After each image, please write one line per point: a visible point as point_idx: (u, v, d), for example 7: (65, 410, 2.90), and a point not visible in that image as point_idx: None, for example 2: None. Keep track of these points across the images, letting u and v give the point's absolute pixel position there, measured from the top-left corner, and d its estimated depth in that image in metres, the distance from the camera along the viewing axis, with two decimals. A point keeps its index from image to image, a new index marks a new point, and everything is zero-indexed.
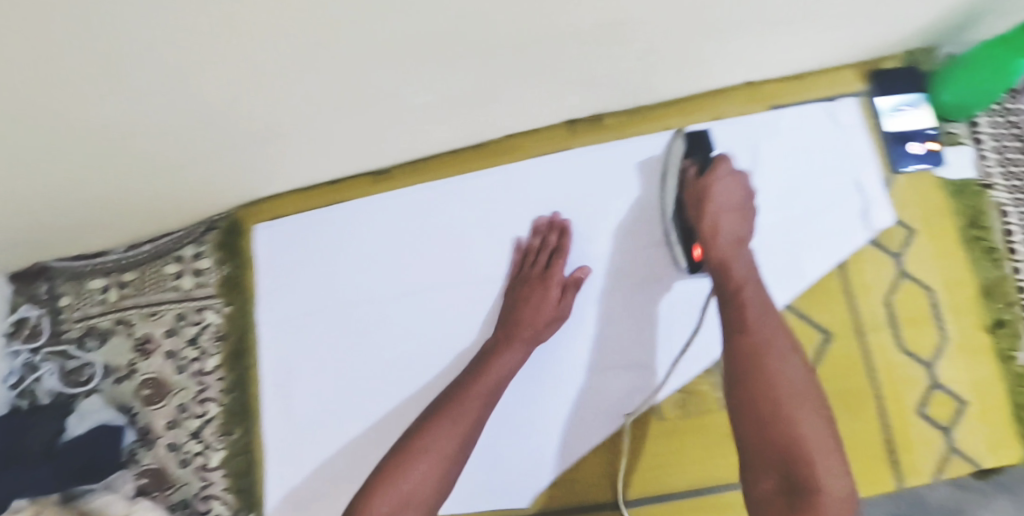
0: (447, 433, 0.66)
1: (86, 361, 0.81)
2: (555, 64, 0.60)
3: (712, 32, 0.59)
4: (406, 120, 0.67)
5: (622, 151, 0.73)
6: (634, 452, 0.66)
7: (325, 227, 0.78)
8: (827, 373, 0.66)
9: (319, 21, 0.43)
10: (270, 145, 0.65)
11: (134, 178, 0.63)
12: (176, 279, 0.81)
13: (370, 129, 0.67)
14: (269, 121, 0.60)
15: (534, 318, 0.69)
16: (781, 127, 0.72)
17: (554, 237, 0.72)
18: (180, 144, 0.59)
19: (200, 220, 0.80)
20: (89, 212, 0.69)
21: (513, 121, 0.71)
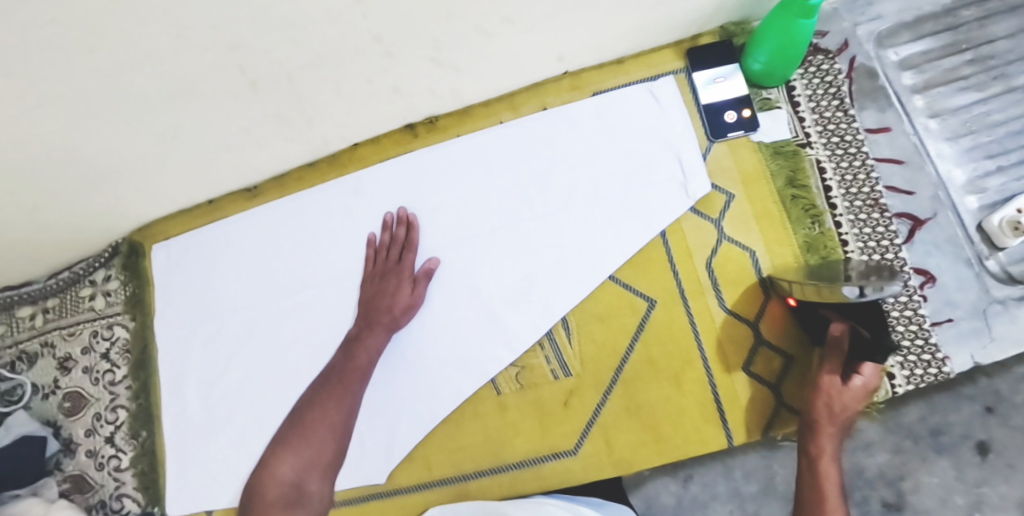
0: (330, 415, 0.67)
1: (17, 382, 0.91)
2: (351, 72, 0.66)
3: (486, 33, 0.64)
4: (245, 139, 0.73)
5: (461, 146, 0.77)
6: (476, 424, 0.70)
7: (209, 244, 0.85)
8: (653, 340, 0.69)
9: (71, 44, 0.50)
10: (126, 169, 0.73)
11: (10, 208, 0.72)
12: (91, 300, 0.90)
13: (215, 150, 0.74)
14: (107, 146, 0.67)
15: (391, 305, 0.71)
16: (608, 109, 0.75)
17: (402, 231, 0.75)
18: (35, 174, 0.68)
19: (107, 245, 0.89)
20: None
21: (351, 129, 0.77)
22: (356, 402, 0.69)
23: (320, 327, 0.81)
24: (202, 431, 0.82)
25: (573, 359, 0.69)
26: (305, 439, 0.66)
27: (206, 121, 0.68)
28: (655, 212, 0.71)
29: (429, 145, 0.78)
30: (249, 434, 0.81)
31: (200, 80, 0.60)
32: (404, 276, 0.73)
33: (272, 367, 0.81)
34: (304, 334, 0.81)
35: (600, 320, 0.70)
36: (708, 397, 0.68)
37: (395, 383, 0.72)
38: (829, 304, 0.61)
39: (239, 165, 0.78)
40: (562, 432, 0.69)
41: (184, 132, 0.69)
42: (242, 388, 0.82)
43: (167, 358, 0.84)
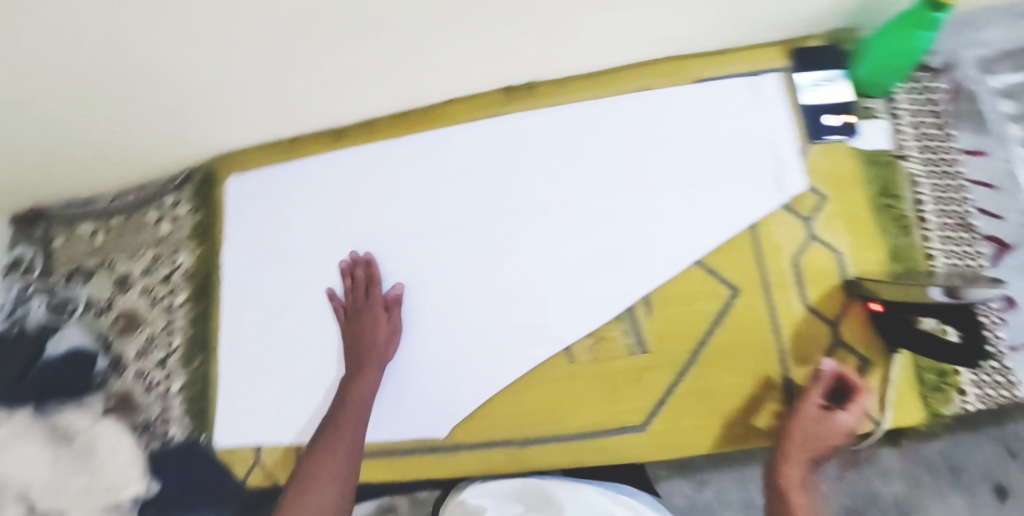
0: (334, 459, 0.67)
1: (71, 296, 0.91)
2: (464, 28, 0.66)
3: (606, 4, 0.64)
4: (343, 81, 0.73)
5: (555, 116, 0.78)
6: (544, 389, 0.70)
7: (286, 181, 0.84)
8: (731, 328, 0.69)
9: None
10: (222, 94, 0.73)
11: (105, 109, 0.74)
12: (156, 224, 0.90)
13: (311, 88, 0.74)
14: (212, 67, 0.68)
15: (375, 339, 0.74)
16: (707, 98, 0.75)
17: (362, 271, 0.79)
18: (139, 82, 0.69)
19: (182, 170, 0.89)
20: (76, 143, 0.80)
21: (448, 85, 0.77)
22: (357, 440, 0.69)
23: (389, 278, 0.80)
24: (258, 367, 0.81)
25: (650, 336, 0.70)
26: (316, 487, 0.65)
27: (313, 58, 0.68)
28: (746, 204, 0.72)
29: (525, 111, 0.78)
30: (306, 376, 0.80)
31: (321, 12, 0.60)
32: (376, 308, 0.76)
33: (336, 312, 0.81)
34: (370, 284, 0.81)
35: (680, 302, 0.70)
36: (781, 391, 0.68)
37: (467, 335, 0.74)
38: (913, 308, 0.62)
39: (332, 106, 0.78)
40: (631, 408, 0.69)
41: (291, 65, 0.69)
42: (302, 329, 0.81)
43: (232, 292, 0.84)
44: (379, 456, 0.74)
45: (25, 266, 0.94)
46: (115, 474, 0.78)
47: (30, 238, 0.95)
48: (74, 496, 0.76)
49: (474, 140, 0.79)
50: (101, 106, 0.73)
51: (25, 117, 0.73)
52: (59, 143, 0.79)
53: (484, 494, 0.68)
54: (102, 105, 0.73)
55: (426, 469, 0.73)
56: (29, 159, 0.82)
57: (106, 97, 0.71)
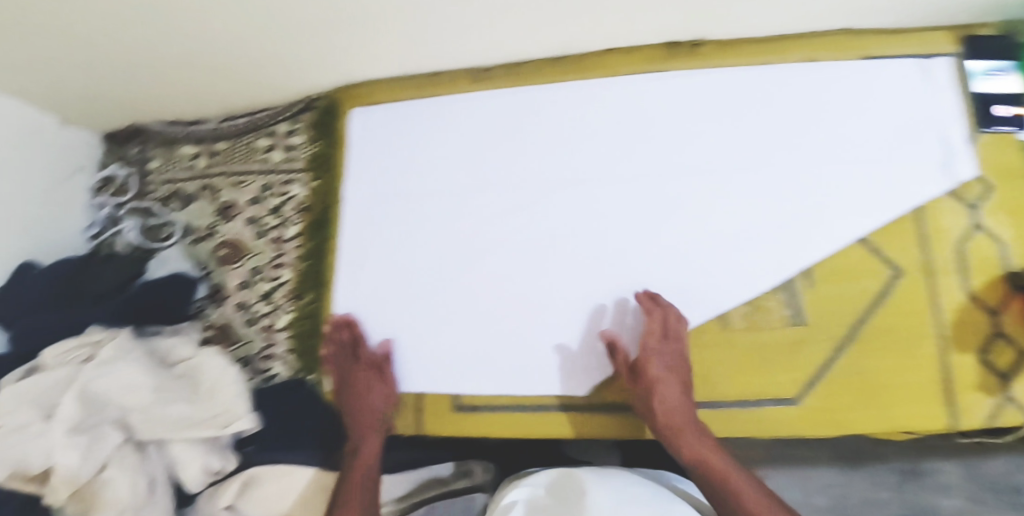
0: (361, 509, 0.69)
1: (167, 221, 0.87)
2: None
3: None
4: (500, 21, 0.69)
5: (712, 80, 0.75)
6: (694, 354, 0.69)
7: (419, 120, 0.81)
8: (890, 309, 0.68)
9: None
10: (368, 24, 0.68)
11: (235, 35, 0.69)
12: (267, 152, 0.86)
13: (465, 25, 0.70)
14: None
15: (378, 401, 0.75)
16: (870, 76, 0.72)
17: (344, 332, 0.76)
18: (285, 10, 0.64)
19: (301, 97, 0.84)
20: (193, 67, 0.75)
21: (606, 35, 0.73)
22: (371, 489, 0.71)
23: (522, 228, 0.77)
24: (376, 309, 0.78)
25: (809, 308, 0.68)
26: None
27: None
28: (910, 188, 0.69)
29: (685, 70, 0.75)
30: (428, 322, 0.77)
31: None
32: (367, 369, 0.75)
33: (463, 261, 0.77)
34: (499, 233, 0.77)
35: (841, 279, 0.68)
36: (938, 375, 0.67)
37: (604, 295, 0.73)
38: None
39: (483, 45, 0.74)
40: (784, 379, 0.68)
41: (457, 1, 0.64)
42: (424, 274, 0.78)
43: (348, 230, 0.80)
44: (501, 411, 0.74)
45: (117, 187, 0.90)
46: (221, 406, 0.73)
47: (126, 157, 0.91)
48: (178, 424, 0.72)
49: (626, 94, 0.76)
50: (235, 27, 0.67)
51: (146, 30, 0.67)
52: (175, 59, 0.73)
53: (514, 493, 0.73)
54: (236, 27, 0.67)
55: (545, 428, 0.73)
56: (138, 73, 0.76)
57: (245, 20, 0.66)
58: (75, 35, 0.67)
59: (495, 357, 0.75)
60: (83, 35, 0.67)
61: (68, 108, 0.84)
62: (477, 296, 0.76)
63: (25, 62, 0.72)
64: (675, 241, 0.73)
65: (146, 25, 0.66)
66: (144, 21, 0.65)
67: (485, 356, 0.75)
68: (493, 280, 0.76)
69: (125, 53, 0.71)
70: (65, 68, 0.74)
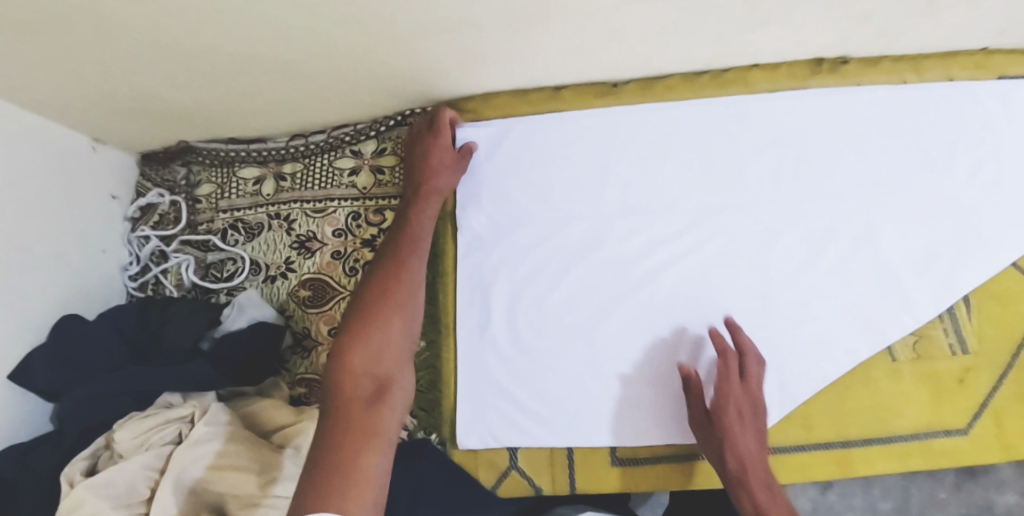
0: (373, 362, 0.54)
1: (229, 256, 0.75)
2: None
3: None
4: (650, 29, 0.61)
5: (854, 99, 0.70)
6: (862, 392, 0.66)
7: (534, 140, 0.72)
8: None
9: None
10: (505, 29, 0.59)
11: (343, 38, 0.58)
12: (351, 175, 0.75)
13: (610, 33, 0.61)
14: None
15: (440, 161, 0.69)
16: (1012, 97, 0.69)
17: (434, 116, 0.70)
18: (419, 10, 0.54)
19: (393, 112, 0.74)
20: (278, 73, 0.64)
21: (753, 49, 0.67)
22: (406, 334, 0.57)
23: (662, 258, 0.68)
24: (500, 357, 0.68)
25: (972, 337, 0.67)
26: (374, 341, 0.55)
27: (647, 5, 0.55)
28: None
29: (831, 88, 0.70)
30: (562, 369, 0.67)
31: None
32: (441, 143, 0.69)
33: (596, 297, 0.68)
34: (636, 267, 0.68)
35: (1001, 307, 0.67)
36: None
37: (758, 332, 0.66)
38: None
39: (623, 57, 0.66)
40: (952, 413, 0.66)
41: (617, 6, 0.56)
42: (552, 317, 0.68)
43: (466, 269, 0.71)
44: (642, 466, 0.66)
45: (161, 217, 0.77)
46: None
47: (170, 182, 0.77)
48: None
49: (769, 111, 0.70)
50: (364, 20, 0.56)
51: (252, 21, 0.54)
52: (272, 59, 0.61)
53: None
54: (366, 20, 0.56)
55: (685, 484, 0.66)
56: (218, 74, 0.63)
57: (380, 10, 0.54)
58: (158, 25, 0.54)
59: (638, 408, 0.66)
60: (170, 24, 0.54)
61: (105, 121, 0.69)
62: (618, 343, 0.67)
63: (82, 58, 0.57)
64: (831, 271, 0.67)
65: (255, 14, 0.53)
66: (255, 8, 0.52)
67: (627, 409, 0.66)
68: (636, 318, 0.67)
69: (213, 48, 0.58)
70: (130, 66, 0.60)
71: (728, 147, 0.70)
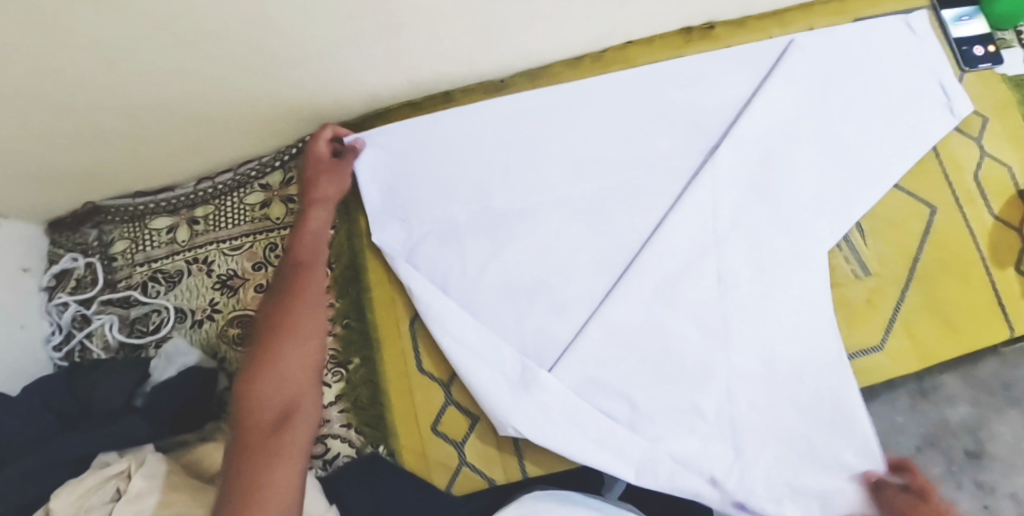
0: (274, 395, 0.60)
1: (153, 308, 0.74)
2: None
3: None
4: (522, 24, 0.64)
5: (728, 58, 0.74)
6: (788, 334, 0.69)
7: (435, 144, 0.73)
8: (935, 245, 0.71)
9: None
10: (378, 44, 0.61)
11: (221, 79, 0.59)
12: (263, 208, 0.76)
13: (486, 32, 0.64)
14: (383, 15, 0.56)
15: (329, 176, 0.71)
16: (870, 34, 0.74)
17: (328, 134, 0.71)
18: (284, 41, 0.56)
19: (295, 139, 0.75)
20: (166, 123, 0.64)
21: (626, 27, 0.70)
22: (302, 356, 0.63)
23: (666, 260, 0.70)
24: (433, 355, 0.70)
25: (871, 260, 0.71)
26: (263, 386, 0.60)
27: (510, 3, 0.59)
28: (920, 141, 0.72)
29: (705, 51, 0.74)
30: (594, 378, 0.69)
31: None
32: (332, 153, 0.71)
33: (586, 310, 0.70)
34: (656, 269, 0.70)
35: (892, 229, 0.72)
36: (990, 295, 0.70)
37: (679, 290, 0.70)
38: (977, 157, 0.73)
39: (505, 51, 0.69)
40: (864, 333, 0.70)
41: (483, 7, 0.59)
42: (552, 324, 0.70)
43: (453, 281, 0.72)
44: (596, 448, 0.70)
45: (77, 282, 0.76)
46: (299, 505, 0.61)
47: (81, 245, 0.77)
48: None
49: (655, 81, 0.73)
50: (250, 53, 0.57)
51: (139, 72, 0.55)
52: (168, 106, 0.62)
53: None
54: (251, 55, 0.57)
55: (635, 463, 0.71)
56: (116, 129, 0.63)
57: (251, 48, 0.56)
58: (41, 89, 0.54)
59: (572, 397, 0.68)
60: (54, 85, 0.54)
61: (2, 200, 0.68)
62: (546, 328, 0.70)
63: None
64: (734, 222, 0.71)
65: (140, 64, 0.54)
66: (120, 66, 0.53)
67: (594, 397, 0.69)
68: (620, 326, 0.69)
69: (97, 105, 0.58)
70: (23, 133, 0.60)
71: (622, 121, 0.74)
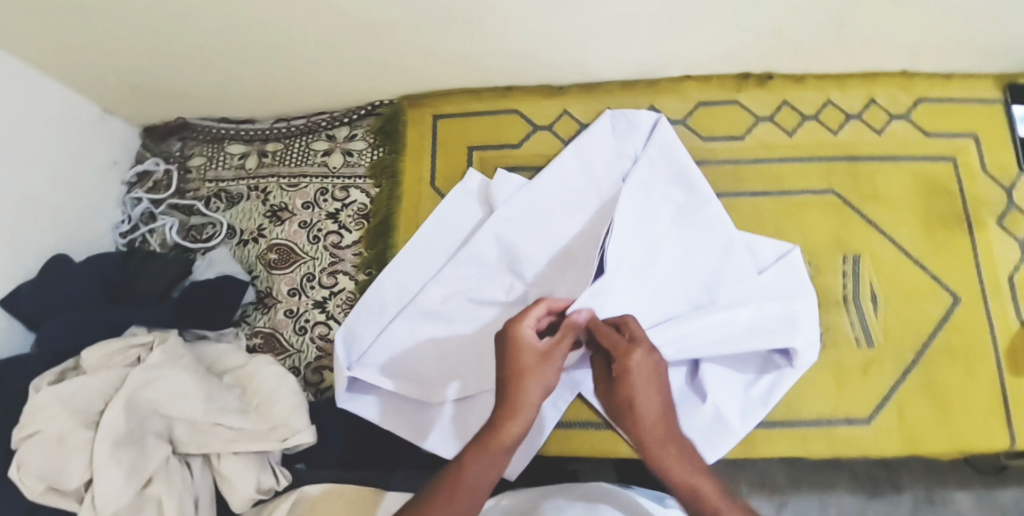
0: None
1: (210, 220, 0.83)
2: (747, 12, 0.65)
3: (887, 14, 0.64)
4: (589, 43, 0.71)
5: (776, 112, 0.78)
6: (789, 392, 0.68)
7: (491, 137, 0.81)
8: (951, 333, 0.70)
9: None
10: (455, 30, 0.68)
11: (314, 32, 0.68)
12: (325, 155, 0.83)
13: (556, 40, 0.71)
14: (465, 1, 0.63)
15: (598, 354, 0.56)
16: (921, 117, 0.76)
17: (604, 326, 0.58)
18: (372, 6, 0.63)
19: (366, 102, 0.83)
20: (258, 64, 0.73)
21: (689, 62, 0.75)
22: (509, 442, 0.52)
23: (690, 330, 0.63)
24: (393, 356, 0.72)
25: (877, 331, 0.70)
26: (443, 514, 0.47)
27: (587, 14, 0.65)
28: (953, 228, 0.73)
29: (757, 98, 0.78)
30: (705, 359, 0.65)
31: None
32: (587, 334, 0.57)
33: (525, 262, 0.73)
34: (576, 264, 0.72)
35: (909, 302, 0.71)
36: (998, 395, 0.68)
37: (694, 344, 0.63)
38: (1011, 257, 0.72)
39: (567, 61, 0.75)
40: (853, 404, 0.68)
41: (556, 15, 0.65)
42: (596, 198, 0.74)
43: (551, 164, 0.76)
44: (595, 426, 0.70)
45: (154, 183, 0.86)
46: (283, 417, 0.66)
47: (165, 153, 0.87)
48: (235, 436, 0.64)
49: (700, 117, 0.78)
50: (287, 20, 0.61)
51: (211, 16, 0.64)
52: (273, 50, 0.71)
53: None
54: (301, 22, 0.66)
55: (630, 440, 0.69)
56: (230, 63, 0.73)
57: (342, 8, 0.64)
58: (149, 23, 0.66)
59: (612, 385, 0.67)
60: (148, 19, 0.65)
61: (112, 97, 0.79)
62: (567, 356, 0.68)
63: (113, 39, 0.68)
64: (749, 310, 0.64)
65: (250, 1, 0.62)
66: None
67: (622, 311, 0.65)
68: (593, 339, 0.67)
69: (206, 34, 0.68)
70: (138, 56, 0.71)
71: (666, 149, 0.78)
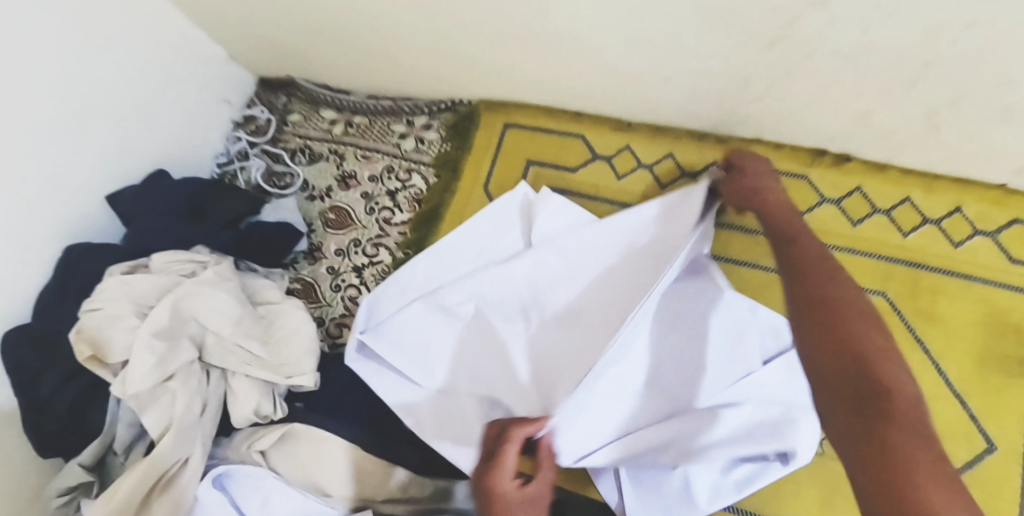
0: None
1: (290, 171, 0.93)
2: (826, 86, 0.63)
3: (983, 119, 0.60)
4: (661, 85, 0.72)
5: (844, 197, 0.74)
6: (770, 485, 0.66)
7: (552, 156, 0.84)
8: (974, 481, 0.64)
9: None
10: (536, 46, 0.72)
11: (412, 23, 0.74)
12: (400, 138, 0.90)
13: (630, 77, 0.72)
14: (548, 20, 0.67)
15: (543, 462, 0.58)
16: (1010, 241, 0.69)
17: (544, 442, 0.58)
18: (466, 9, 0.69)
19: (448, 97, 0.89)
20: (362, 41, 0.81)
21: (763, 127, 0.74)
22: None
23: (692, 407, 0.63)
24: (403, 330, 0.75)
25: None
26: None
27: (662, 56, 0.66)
28: (1014, 371, 0.66)
29: (828, 178, 0.74)
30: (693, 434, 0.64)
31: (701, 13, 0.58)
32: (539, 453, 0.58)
33: (542, 289, 0.73)
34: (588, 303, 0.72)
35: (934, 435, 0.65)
36: None
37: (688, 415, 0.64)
38: None
39: (637, 99, 0.76)
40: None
41: (632, 51, 0.67)
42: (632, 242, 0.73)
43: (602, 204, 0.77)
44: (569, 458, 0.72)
45: (256, 127, 0.98)
46: (293, 357, 0.73)
47: (271, 104, 0.98)
48: (249, 361, 0.72)
49: None
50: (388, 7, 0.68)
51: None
52: (376, 32, 0.78)
53: None
54: (403, 12, 0.73)
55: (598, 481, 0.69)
56: (339, 36, 0.82)
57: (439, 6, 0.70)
58: None
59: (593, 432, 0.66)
60: None
61: (240, 46, 0.91)
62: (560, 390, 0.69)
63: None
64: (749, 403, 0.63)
65: None
66: None
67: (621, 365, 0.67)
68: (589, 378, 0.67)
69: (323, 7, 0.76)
70: (265, 14, 0.82)
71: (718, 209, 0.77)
